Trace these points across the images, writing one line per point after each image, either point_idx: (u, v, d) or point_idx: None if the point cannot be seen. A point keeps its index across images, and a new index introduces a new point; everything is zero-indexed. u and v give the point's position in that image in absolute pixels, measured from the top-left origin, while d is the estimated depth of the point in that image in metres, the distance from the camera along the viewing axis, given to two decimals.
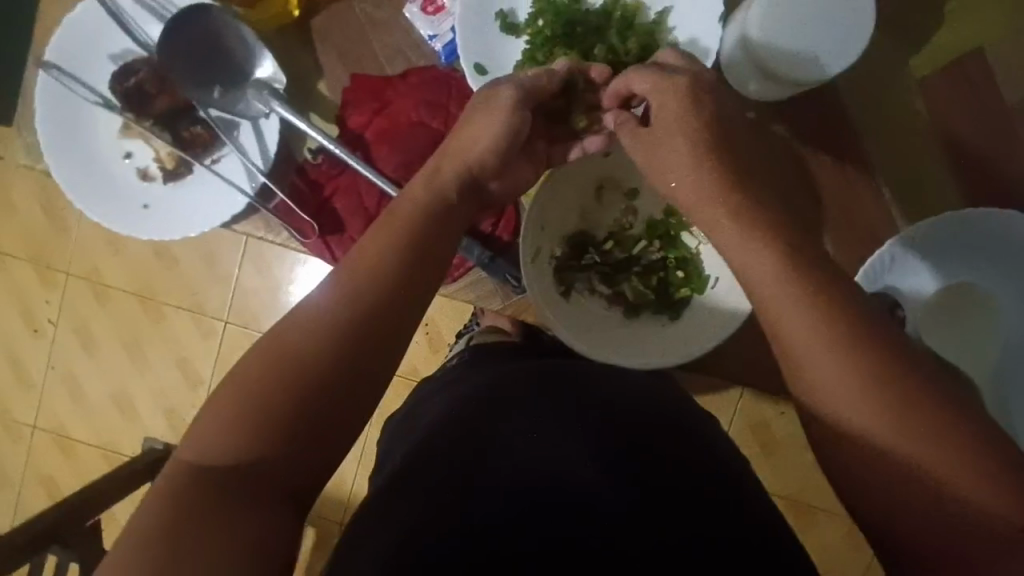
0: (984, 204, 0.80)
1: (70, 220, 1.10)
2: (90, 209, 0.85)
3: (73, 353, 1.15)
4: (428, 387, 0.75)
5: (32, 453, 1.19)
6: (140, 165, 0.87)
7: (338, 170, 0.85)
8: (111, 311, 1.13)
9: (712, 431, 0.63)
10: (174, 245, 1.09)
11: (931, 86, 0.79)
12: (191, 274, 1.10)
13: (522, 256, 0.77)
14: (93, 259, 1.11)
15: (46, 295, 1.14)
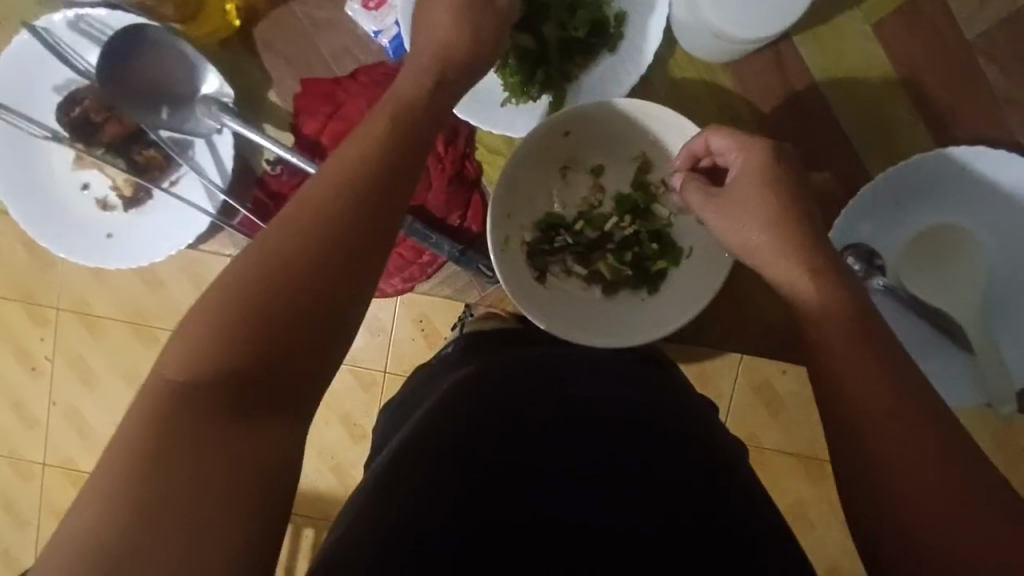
0: (954, 143, 0.79)
1: (54, 255, 1.09)
2: (55, 245, 0.84)
3: (73, 386, 1.14)
4: (424, 375, 0.73)
5: (44, 487, 1.16)
6: (98, 196, 0.85)
7: (299, 180, 0.84)
8: (104, 342, 1.12)
9: (692, 403, 0.63)
10: (160, 270, 1.08)
11: (887, 28, 0.77)
12: (180, 297, 1.09)
13: (491, 248, 0.77)
14: (81, 293, 1.11)
15: (39, 332, 1.12)
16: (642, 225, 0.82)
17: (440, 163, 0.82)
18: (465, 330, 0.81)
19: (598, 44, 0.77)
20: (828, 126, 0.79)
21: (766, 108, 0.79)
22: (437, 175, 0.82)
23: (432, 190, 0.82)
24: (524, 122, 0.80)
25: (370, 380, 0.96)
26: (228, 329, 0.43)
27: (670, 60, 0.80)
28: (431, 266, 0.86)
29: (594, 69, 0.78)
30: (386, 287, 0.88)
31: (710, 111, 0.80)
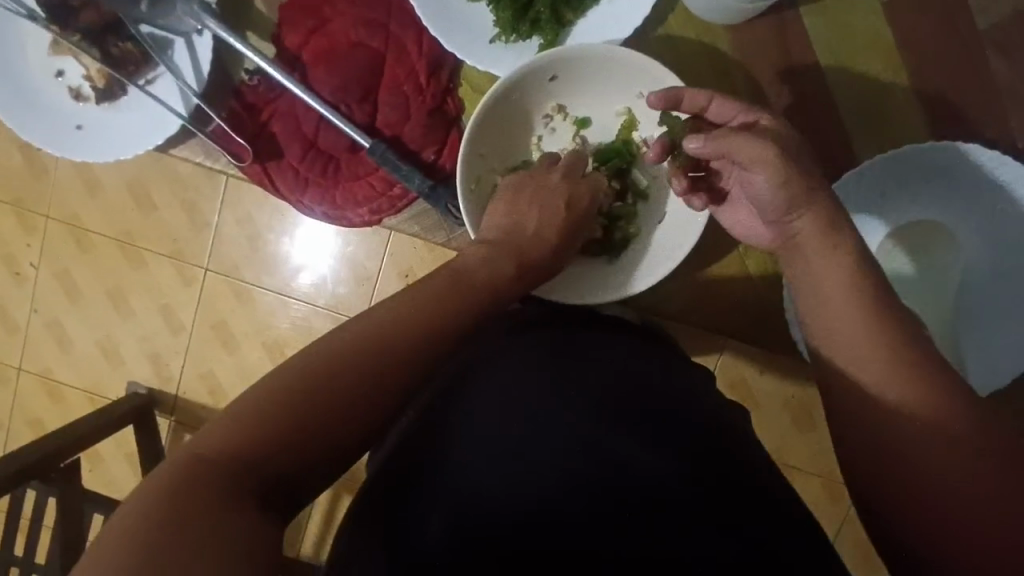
0: (953, 137, 0.76)
1: (48, 163, 1.08)
2: (23, 129, 0.83)
3: (56, 298, 1.13)
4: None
5: (18, 394, 1.16)
6: (73, 85, 0.83)
7: (276, 94, 0.82)
8: (91, 257, 1.11)
9: (646, 367, 0.61)
10: (153, 190, 1.07)
11: (897, 8, 0.74)
12: (170, 219, 1.08)
13: (462, 183, 0.74)
14: (72, 205, 1.09)
15: (27, 239, 1.11)
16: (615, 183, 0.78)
17: (422, 95, 0.80)
18: None
19: None
20: (826, 107, 0.76)
21: (763, 80, 0.77)
22: (418, 107, 0.80)
23: (411, 121, 0.80)
24: (510, 62, 0.77)
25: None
26: (277, 413, 0.46)
27: (669, 15, 0.77)
28: (401, 201, 0.84)
29: (591, 12, 0.75)
30: (353, 218, 0.85)
31: (705, 73, 0.77)
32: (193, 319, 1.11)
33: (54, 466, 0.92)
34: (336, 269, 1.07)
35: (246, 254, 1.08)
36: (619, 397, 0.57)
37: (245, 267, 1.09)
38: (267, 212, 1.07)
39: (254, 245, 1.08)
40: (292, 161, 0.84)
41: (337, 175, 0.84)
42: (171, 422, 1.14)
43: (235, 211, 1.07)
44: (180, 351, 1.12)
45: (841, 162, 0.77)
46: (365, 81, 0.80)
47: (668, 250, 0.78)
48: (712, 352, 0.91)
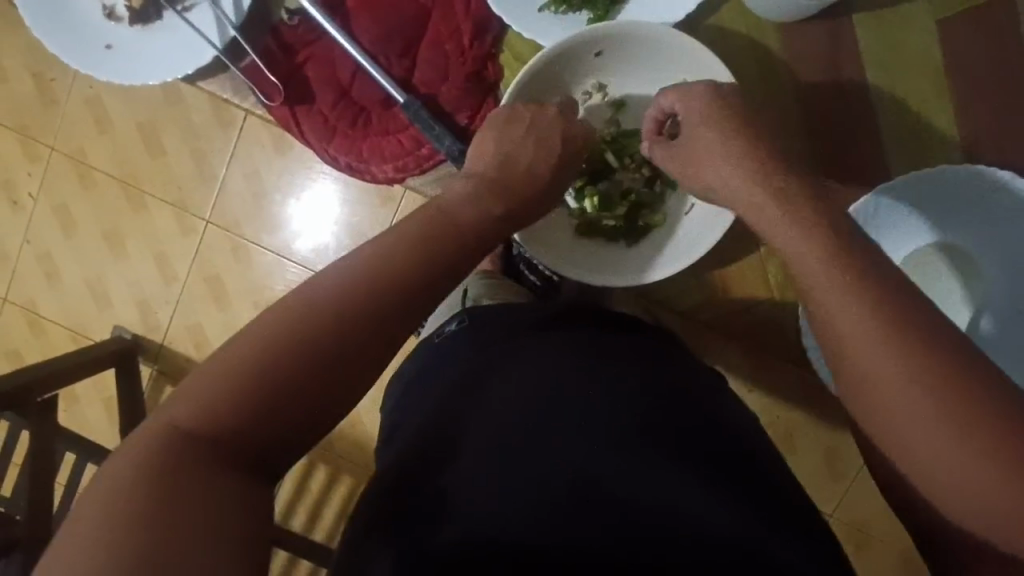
0: (986, 162, 0.75)
1: (60, 93, 1.06)
2: (51, 42, 0.81)
3: (50, 231, 1.10)
4: (430, 351, 0.67)
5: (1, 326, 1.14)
6: (107, 3, 0.81)
7: (314, 37, 0.81)
8: (92, 195, 1.09)
9: (660, 366, 0.59)
10: (164, 133, 1.05)
11: (949, 29, 0.74)
12: (178, 166, 1.06)
13: None
14: (79, 139, 1.07)
15: (29, 167, 1.09)
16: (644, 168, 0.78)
17: (463, 56, 0.79)
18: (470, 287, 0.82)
19: None
20: (865, 119, 0.76)
21: (806, 85, 0.76)
22: (457, 68, 0.79)
23: (447, 82, 0.79)
24: (557, 34, 0.75)
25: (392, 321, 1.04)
26: (245, 388, 0.44)
27: (722, 7, 0.76)
28: (427, 162, 0.82)
29: None
30: (377, 173, 0.84)
31: (749, 71, 0.77)
32: (188, 270, 1.09)
33: (33, 398, 0.89)
34: (340, 237, 1.05)
35: (250, 211, 1.06)
36: (634, 393, 0.54)
37: (247, 223, 1.07)
38: (276, 172, 1.05)
39: (259, 203, 1.06)
40: (323, 109, 0.82)
41: (366, 127, 0.82)
42: (153, 370, 1.12)
43: (245, 165, 1.05)
44: (170, 301, 1.10)
45: (870, 178, 0.77)
46: (407, 35, 0.79)
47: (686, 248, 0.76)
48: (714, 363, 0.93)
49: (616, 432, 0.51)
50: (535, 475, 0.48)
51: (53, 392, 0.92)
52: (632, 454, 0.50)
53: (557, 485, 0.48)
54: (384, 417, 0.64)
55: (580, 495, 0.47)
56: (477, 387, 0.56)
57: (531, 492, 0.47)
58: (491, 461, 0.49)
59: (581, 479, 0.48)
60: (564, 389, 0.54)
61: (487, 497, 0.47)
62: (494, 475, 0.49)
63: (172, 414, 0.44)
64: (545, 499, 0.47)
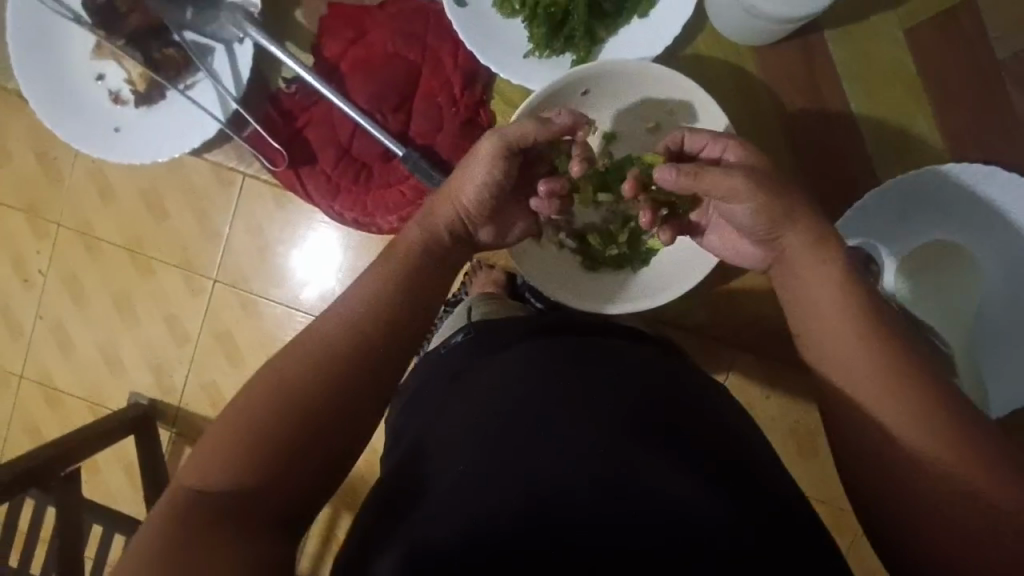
0: (968, 158, 0.78)
1: (64, 170, 1.09)
2: (62, 131, 0.84)
3: (62, 304, 1.13)
4: (433, 364, 0.69)
5: (20, 400, 1.16)
6: (112, 88, 0.85)
7: (312, 102, 0.84)
8: (101, 265, 1.11)
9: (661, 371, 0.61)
10: (167, 199, 1.08)
11: (917, 37, 0.77)
12: (183, 230, 1.09)
13: None
14: (85, 212, 1.10)
15: (37, 245, 1.12)
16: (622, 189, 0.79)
17: (455, 106, 0.82)
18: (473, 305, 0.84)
19: (629, 10, 0.77)
20: (848, 127, 0.79)
21: (785, 101, 0.79)
22: (451, 117, 0.82)
23: (443, 132, 0.82)
24: (543, 77, 0.79)
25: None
26: (250, 441, 0.47)
27: (697, 36, 0.79)
28: None
29: (623, 31, 0.78)
30: (381, 224, 0.87)
31: (728, 93, 0.80)
32: (199, 330, 1.11)
33: (56, 474, 0.91)
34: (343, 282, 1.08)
35: (257, 266, 1.09)
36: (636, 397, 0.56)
37: (253, 278, 1.09)
38: (278, 226, 1.08)
39: (264, 257, 1.08)
40: (325, 168, 0.85)
41: (368, 181, 0.85)
42: (171, 433, 1.13)
43: (247, 222, 1.08)
44: (183, 361, 1.12)
45: (860, 183, 0.79)
46: (401, 91, 0.82)
47: (686, 274, 0.80)
48: (721, 369, 0.93)
49: (623, 427, 0.52)
50: (550, 472, 0.49)
51: (77, 466, 0.93)
52: (632, 448, 0.51)
53: (575, 482, 0.49)
54: (389, 427, 0.65)
55: (580, 488, 0.48)
56: (481, 398, 0.57)
57: (547, 489, 0.48)
58: (503, 466, 0.50)
59: (581, 477, 0.49)
60: (563, 392, 0.55)
61: (504, 497, 0.48)
62: (494, 478, 0.49)
63: (192, 472, 0.46)
64: (546, 493, 0.48)
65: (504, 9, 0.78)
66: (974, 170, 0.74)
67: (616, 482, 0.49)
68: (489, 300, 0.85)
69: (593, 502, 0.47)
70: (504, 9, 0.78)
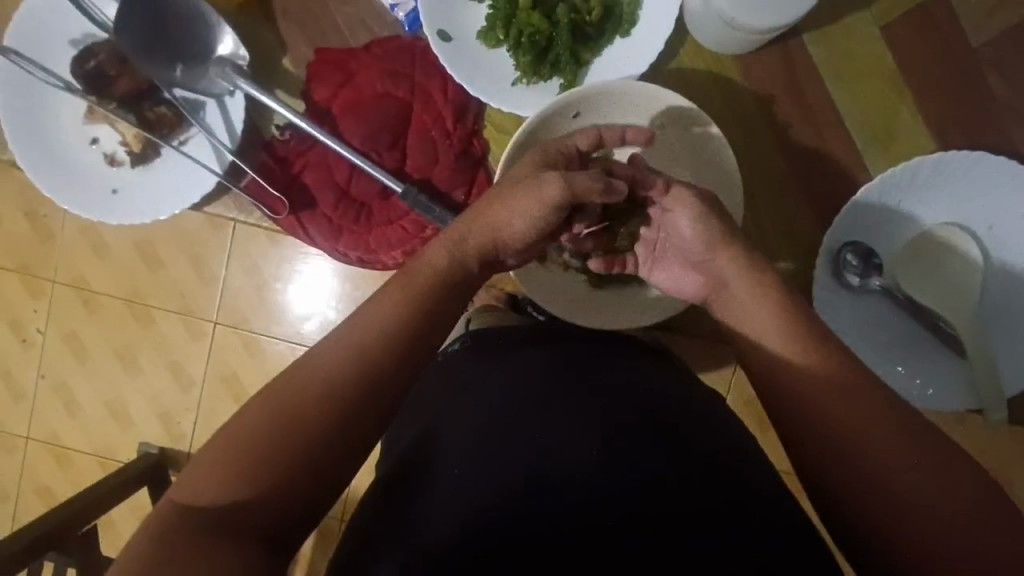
0: (954, 145, 0.80)
1: (55, 227, 1.08)
2: (60, 197, 0.84)
3: (63, 361, 1.11)
4: (434, 372, 0.69)
5: (26, 463, 1.13)
6: (107, 150, 0.86)
7: (307, 146, 0.85)
8: (99, 318, 1.10)
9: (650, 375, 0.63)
10: (160, 246, 1.07)
11: (893, 32, 0.79)
12: (180, 275, 1.08)
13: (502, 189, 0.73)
14: (79, 267, 1.09)
15: (33, 304, 1.10)
16: None
17: (449, 139, 0.83)
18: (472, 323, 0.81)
19: (611, 31, 0.79)
20: (834, 124, 0.81)
21: (771, 104, 0.81)
22: (446, 149, 0.83)
23: (439, 165, 0.83)
24: (533, 102, 0.80)
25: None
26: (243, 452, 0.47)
27: (680, 50, 0.81)
28: None
29: (607, 51, 0.80)
30: (386, 261, 0.88)
31: (715, 102, 0.81)
32: (203, 374, 1.10)
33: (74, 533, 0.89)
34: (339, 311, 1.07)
35: (257, 305, 1.08)
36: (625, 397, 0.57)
37: (254, 317, 1.08)
38: (275, 262, 1.07)
39: (264, 295, 1.08)
40: (326, 210, 0.86)
41: (370, 220, 0.86)
42: None
43: (244, 261, 1.07)
44: (190, 407, 1.11)
45: (852, 177, 0.81)
46: (394, 129, 0.83)
47: None
48: (727, 366, 0.94)
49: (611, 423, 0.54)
50: (545, 468, 0.51)
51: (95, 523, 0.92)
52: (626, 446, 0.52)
53: (568, 476, 0.50)
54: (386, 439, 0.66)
55: (573, 480, 0.50)
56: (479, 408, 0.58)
57: (541, 484, 0.50)
58: (501, 467, 0.51)
59: (574, 471, 0.50)
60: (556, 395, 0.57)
61: (502, 496, 0.49)
62: (489, 475, 0.51)
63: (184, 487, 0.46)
64: (541, 487, 0.50)
65: (489, 41, 0.79)
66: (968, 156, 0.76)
67: (607, 472, 0.50)
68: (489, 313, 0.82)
69: (586, 494, 0.49)
70: (489, 40, 0.79)
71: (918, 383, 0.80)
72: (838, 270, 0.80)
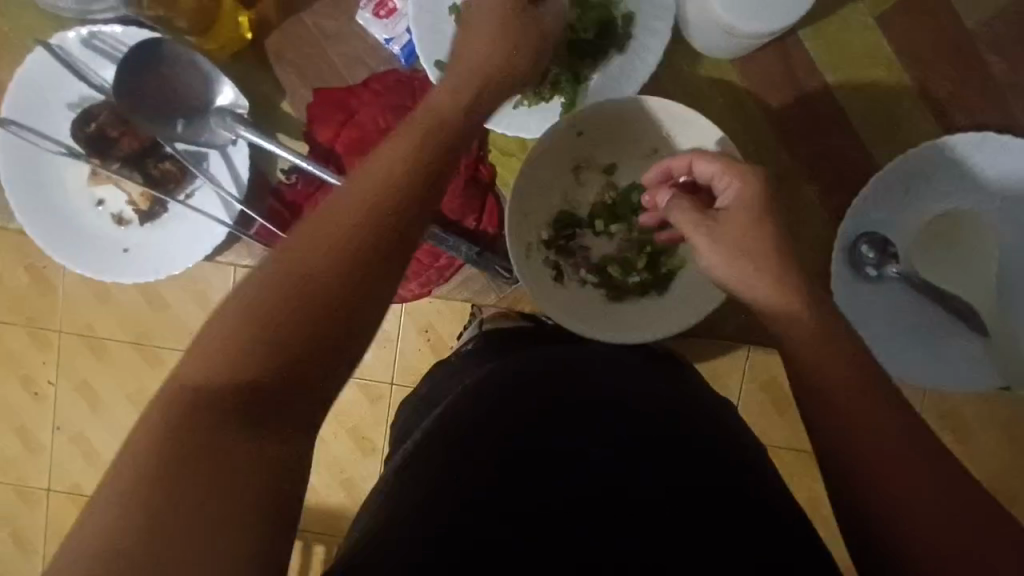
0: (958, 127, 0.80)
1: (56, 279, 1.06)
2: (70, 261, 0.84)
3: (79, 411, 1.10)
4: (446, 374, 0.74)
5: (49, 513, 1.12)
6: (115, 211, 0.86)
7: (314, 187, 0.84)
8: (111, 365, 1.09)
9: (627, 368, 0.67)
10: (162, 287, 1.05)
11: (889, 20, 0.79)
12: (184, 313, 1.06)
13: (508, 209, 0.78)
14: (85, 316, 1.07)
15: (42, 356, 1.08)
16: (633, 223, 0.83)
17: None
18: (481, 329, 0.82)
19: (608, 45, 0.78)
20: (838, 117, 0.81)
21: (772, 101, 0.81)
22: (453, 177, 0.83)
23: (448, 194, 0.83)
24: (537, 123, 0.80)
25: (376, 395, 1.01)
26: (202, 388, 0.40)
27: (677, 59, 0.81)
28: (449, 270, 0.87)
29: (606, 66, 0.79)
30: (402, 292, 0.88)
31: (715, 105, 0.81)
32: None
33: None
34: None
35: None
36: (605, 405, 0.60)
37: None
38: None
39: None
40: None
41: None
42: None
43: None
44: None
45: (859, 167, 0.81)
46: None
47: (701, 300, 0.79)
48: (740, 351, 0.94)
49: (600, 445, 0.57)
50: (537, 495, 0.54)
51: None
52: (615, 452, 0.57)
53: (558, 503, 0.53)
54: (400, 435, 0.72)
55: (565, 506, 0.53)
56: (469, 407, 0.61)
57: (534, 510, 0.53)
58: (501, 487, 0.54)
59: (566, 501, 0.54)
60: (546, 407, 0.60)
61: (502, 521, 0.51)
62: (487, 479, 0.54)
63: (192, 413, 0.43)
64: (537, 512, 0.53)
65: None
66: (977, 138, 0.77)
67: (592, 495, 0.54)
68: (497, 323, 0.82)
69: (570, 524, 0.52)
70: None
71: (932, 363, 0.81)
72: (854, 262, 0.80)
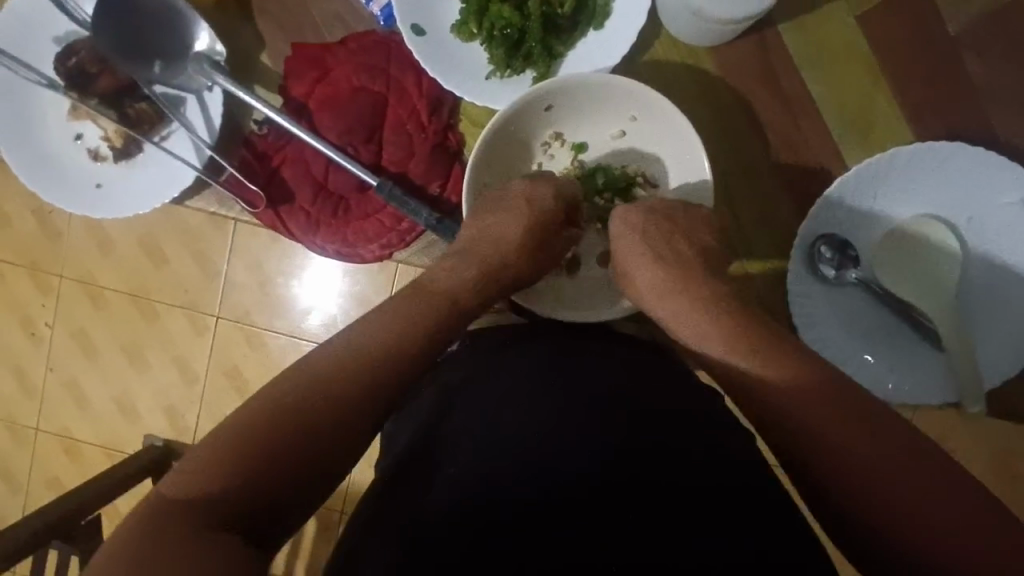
0: (934, 134, 0.79)
1: (61, 225, 1.05)
2: (45, 193, 0.86)
3: (72, 357, 1.08)
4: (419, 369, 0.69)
5: (38, 456, 1.11)
6: (91, 146, 0.87)
7: (284, 142, 0.87)
8: (106, 312, 1.07)
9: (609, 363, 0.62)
10: (163, 241, 1.03)
11: (870, 20, 0.78)
12: (181, 270, 1.04)
13: (468, 176, 0.77)
14: (85, 263, 1.05)
15: (41, 299, 1.07)
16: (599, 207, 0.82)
17: (424, 133, 0.84)
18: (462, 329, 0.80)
19: (583, 23, 0.78)
20: (812, 115, 0.80)
21: (749, 96, 0.80)
22: (421, 143, 0.84)
23: (415, 157, 0.84)
24: (507, 95, 0.81)
25: None
26: (240, 453, 0.47)
27: (654, 43, 0.81)
28: (410, 234, 0.87)
29: (580, 45, 0.80)
30: (364, 254, 0.89)
31: (691, 92, 0.81)
32: (207, 368, 1.06)
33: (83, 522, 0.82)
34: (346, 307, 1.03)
35: (257, 300, 1.03)
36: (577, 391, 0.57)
37: (256, 312, 1.04)
38: (276, 256, 1.02)
39: (262, 290, 1.03)
40: (303, 205, 0.87)
41: (347, 214, 0.88)
42: None
43: (246, 257, 1.02)
44: (196, 401, 1.07)
45: (831, 168, 0.80)
46: (369, 123, 0.84)
47: None
48: None
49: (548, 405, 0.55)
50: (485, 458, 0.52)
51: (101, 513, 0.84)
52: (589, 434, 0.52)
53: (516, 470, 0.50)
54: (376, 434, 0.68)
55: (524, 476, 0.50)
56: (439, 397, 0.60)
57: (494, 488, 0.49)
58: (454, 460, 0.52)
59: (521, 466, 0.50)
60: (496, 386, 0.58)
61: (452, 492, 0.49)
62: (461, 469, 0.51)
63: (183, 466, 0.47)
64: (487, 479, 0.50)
65: (461, 33, 0.79)
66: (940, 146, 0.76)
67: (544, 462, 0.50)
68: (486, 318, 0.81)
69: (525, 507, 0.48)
70: (461, 32, 0.79)
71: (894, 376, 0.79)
72: (812, 261, 0.79)
